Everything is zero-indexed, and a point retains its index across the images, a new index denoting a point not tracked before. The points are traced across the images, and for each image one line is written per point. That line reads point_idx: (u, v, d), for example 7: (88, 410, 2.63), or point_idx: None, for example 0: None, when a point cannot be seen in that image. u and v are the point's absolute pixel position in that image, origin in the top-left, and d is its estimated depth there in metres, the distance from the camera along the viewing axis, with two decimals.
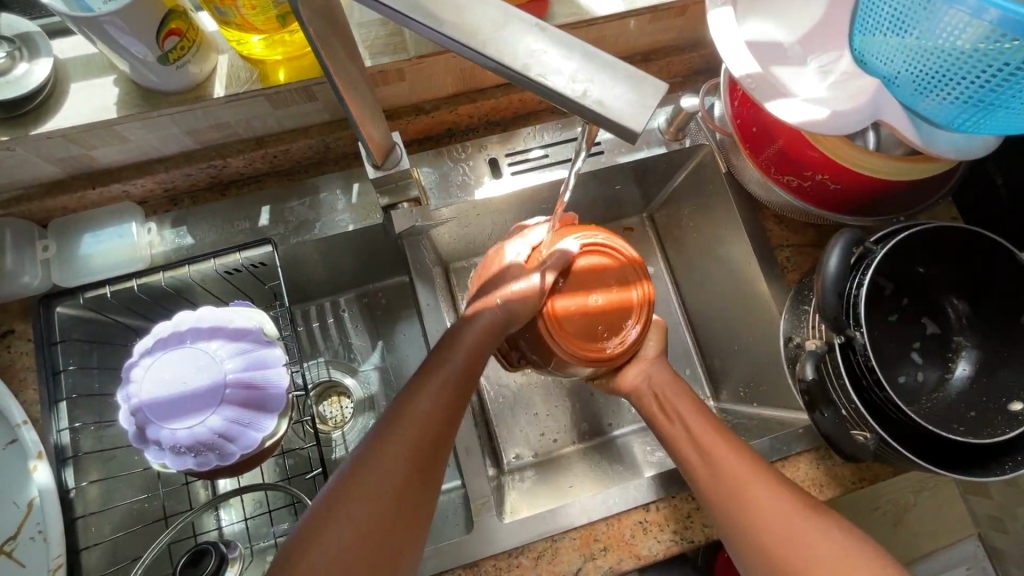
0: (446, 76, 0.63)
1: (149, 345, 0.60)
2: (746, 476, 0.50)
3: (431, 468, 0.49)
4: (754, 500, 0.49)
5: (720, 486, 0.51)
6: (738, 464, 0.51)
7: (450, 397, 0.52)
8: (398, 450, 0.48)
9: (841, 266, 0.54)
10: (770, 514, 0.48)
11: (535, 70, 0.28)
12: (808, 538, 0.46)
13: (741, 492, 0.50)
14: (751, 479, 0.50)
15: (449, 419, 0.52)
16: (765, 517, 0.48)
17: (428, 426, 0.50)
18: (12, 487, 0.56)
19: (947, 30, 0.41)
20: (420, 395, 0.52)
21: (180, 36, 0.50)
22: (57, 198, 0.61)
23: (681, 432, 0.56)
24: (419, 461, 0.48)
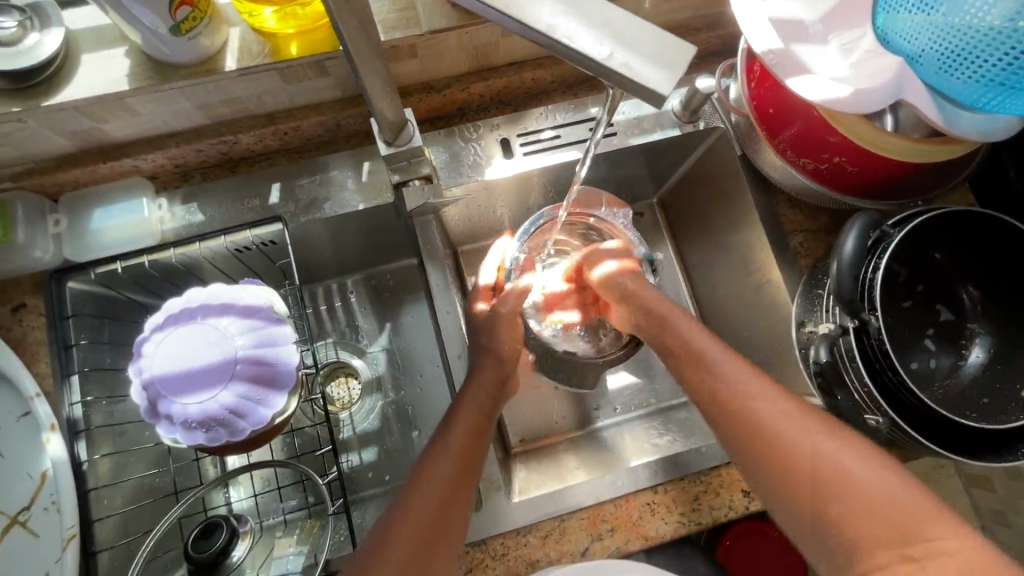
0: (459, 53, 0.62)
1: (160, 321, 0.60)
2: (766, 394, 0.50)
3: (460, 507, 0.48)
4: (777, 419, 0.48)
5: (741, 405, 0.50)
6: (757, 385, 0.51)
7: (471, 444, 0.52)
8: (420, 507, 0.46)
9: (857, 248, 0.53)
10: (801, 438, 0.46)
11: (560, 32, 0.27)
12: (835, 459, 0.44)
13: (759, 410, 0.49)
14: (771, 398, 0.50)
15: (470, 464, 0.51)
16: (785, 435, 0.47)
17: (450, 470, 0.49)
18: (25, 458, 0.57)
19: (976, 6, 0.41)
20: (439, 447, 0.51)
21: (192, 7, 0.49)
22: (68, 172, 0.61)
23: (691, 361, 0.56)
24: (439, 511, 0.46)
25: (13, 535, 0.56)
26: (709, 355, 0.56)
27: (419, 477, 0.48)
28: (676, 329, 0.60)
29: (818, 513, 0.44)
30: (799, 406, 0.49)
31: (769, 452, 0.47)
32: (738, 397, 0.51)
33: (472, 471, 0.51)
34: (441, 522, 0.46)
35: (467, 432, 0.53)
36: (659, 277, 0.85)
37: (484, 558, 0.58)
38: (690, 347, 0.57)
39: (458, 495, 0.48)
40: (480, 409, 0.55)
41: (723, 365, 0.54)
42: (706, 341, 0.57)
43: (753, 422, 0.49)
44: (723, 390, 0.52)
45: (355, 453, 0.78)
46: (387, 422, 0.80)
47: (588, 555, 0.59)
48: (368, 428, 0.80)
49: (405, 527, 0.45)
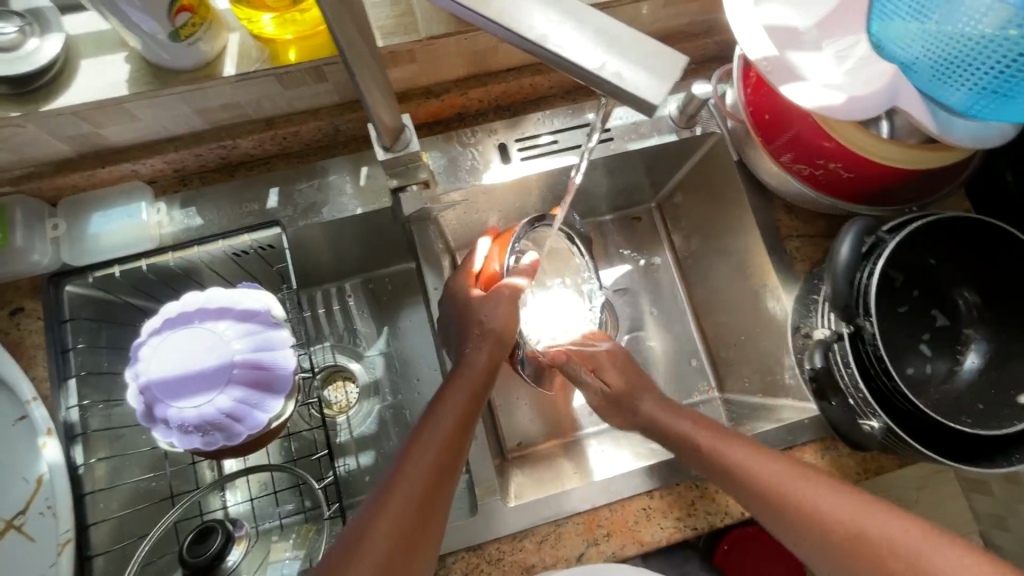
0: (457, 58, 0.62)
1: (157, 325, 0.60)
2: (809, 486, 0.50)
3: (457, 463, 0.51)
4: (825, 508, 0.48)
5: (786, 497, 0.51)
6: (792, 476, 0.52)
7: (452, 441, 0.51)
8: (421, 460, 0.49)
9: (852, 253, 0.54)
10: (856, 521, 0.46)
11: (551, 41, 0.27)
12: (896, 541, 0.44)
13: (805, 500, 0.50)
14: (814, 489, 0.50)
15: (451, 458, 0.50)
16: (838, 525, 0.47)
17: (433, 465, 0.49)
18: (22, 463, 0.57)
19: (970, 15, 0.41)
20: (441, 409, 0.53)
21: (192, 13, 0.49)
22: (67, 176, 0.61)
23: (713, 452, 0.57)
24: (439, 466, 0.49)
25: (9, 539, 0.56)
26: (706, 444, 0.58)
27: (399, 476, 0.47)
28: (688, 431, 0.60)
29: (861, 571, 0.45)
30: (809, 476, 0.51)
31: (797, 522, 0.49)
32: (777, 491, 0.51)
33: (453, 468, 0.50)
34: (418, 521, 0.46)
35: (450, 428, 0.52)
36: (656, 282, 0.85)
37: (479, 563, 0.58)
38: (706, 448, 0.58)
39: (439, 493, 0.48)
40: (467, 403, 0.55)
41: (727, 447, 0.57)
42: (696, 428, 0.60)
43: (771, 495, 0.51)
44: (733, 470, 0.55)
45: (352, 457, 0.78)
46: (385, 426, 0.80)
47: (583, 561, 0.59)
48: (365, 433, 0.80)
49: (405, 478, 0.47)
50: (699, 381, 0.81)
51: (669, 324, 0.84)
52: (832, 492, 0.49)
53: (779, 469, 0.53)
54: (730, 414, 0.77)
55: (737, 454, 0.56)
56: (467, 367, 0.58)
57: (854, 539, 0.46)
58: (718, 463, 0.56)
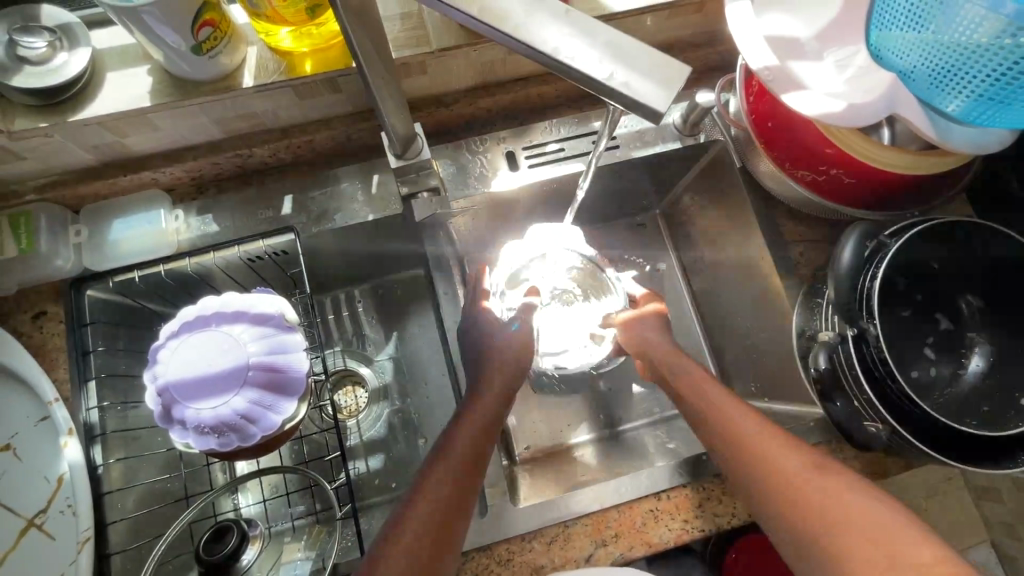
0: (466, 69, 0.64)
1: (175, 328, 0.62)
2: (763, 435, 0.51)
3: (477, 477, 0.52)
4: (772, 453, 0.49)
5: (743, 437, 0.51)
6: (751, 422, 0.52)
7: (468, 464, 0.52)
8: (442, 475, 0.50)
9: (854, 257, 0.56)
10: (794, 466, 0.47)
11: (564, 53, 0.29)
12: (829, 487, 0.45)
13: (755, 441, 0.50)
14: (770, 439, 0.50)
15: (473, 472, 0.52)
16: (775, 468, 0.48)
17: (451, 487, 0.49)
18: (43, 461, 0.58)
19: (963, 25, 0.43)
20: (463, 426, 0.55)
21: (214, 27, 0.51)
22: (90, 184, 0.63)
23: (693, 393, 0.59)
24: (462, 481, 0.50)
25: (30, 537, 0.57)
26: (714, 399, 0.56)
27: (422, 487, 0.49)
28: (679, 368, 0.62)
29: (786, 507, 0.46)
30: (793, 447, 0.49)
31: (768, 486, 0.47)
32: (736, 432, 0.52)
33: (468, 494, 0.50)
34: (436, 546, 0.46)
35: (469, 441, 0.54)
36: (661, 287, 0.87)
37: (489, 563, 0.59)
38: (696, 388, 0.59)
39: (459, 510, 0.48)
40: (479, 428, 0.55)
41: (726, 405, 0.55)
42: (716, 391, 0.57)
43: (756, 456, 0.49)
44: (729, 428, 0.53)
45: (362, 461, 0.79)
46: (394, 430, 0.81)
47: (591, 562, 0.60)
48: (375, 436, 0.81)
49: (429, 492, 0.48)
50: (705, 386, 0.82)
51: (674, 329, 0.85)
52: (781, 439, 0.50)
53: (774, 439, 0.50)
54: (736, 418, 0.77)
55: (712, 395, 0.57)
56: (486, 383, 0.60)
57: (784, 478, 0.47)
58: (716, 417, 0.55)
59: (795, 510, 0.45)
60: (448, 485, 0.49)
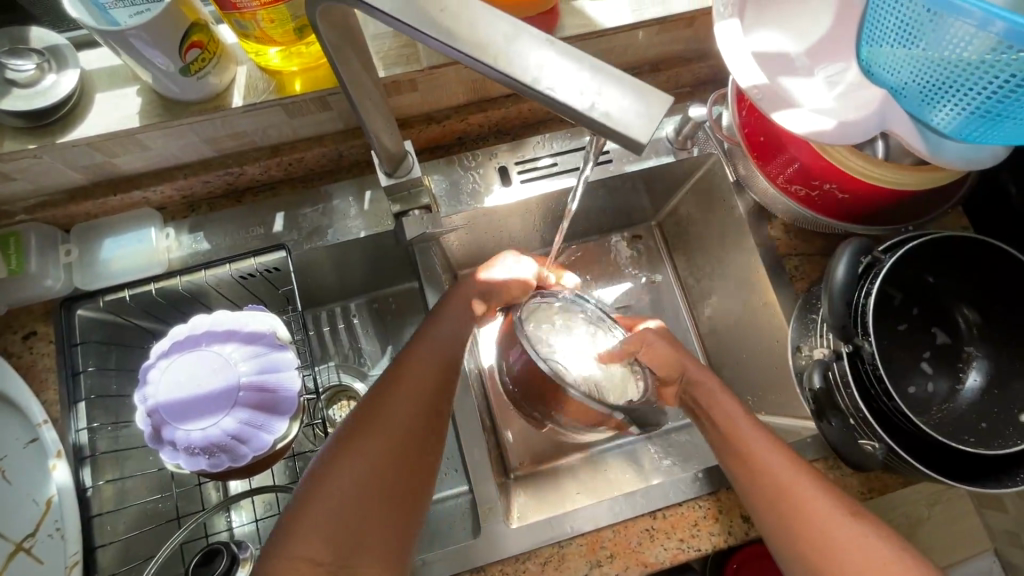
0: (457, 86, 0.64)
1: (165, 347, 0.61)
2: (794, 477, 0.50)
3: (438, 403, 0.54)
4: (800, 493, 0.50)
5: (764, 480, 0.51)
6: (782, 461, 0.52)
7: (427, 390, 0.54)
8: (399, 403, 0.52)
9: (849, 275, 0.54)
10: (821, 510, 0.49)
11: (544, 84, 0.28)
12: (844, 532, 0.47)
13: (779, 483, 0.50)
14: (800, 481, 0.50)
15: (432, 399, 0.54)
16: (804, 513, 0.49)
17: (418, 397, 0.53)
18: (31, 484, 0.58)
19: (954, 42, 0.42)
20: (419, 348, 0.57)
21: (202, 49, 0.51)
22: (81, 204, 0.62)
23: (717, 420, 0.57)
24: (419, 408, 0.53)
25: (17, 561, 0.56)
26: (745, 435, 0.54)
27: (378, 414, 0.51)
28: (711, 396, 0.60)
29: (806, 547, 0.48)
30: (828, 494, 0.50)
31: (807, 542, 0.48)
32: (766, 470, 0.51)
33: (436, 402, 0.54)
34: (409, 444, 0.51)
35: (430, 366, 0.56)
36: (658, 301, 0.86)
37: None
38: (732, 425, 0.56)
39: (416, 436, 0.52)
40: (444, 341, 0.58)
41: (759, 442, 0.53)
42: (745, 424, 0.55)
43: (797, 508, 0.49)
44: (765, 473, 0.51)
45: None
46: None
47: None
48: None
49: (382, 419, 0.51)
50: None
51: None
52: (806, 478, 0.51)
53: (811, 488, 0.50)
54: None
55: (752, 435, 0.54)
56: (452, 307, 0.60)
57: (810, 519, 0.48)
58: (747, 459, 0.53)
59: (832, 571, 0.46)
60: (415, 393, 0.53)
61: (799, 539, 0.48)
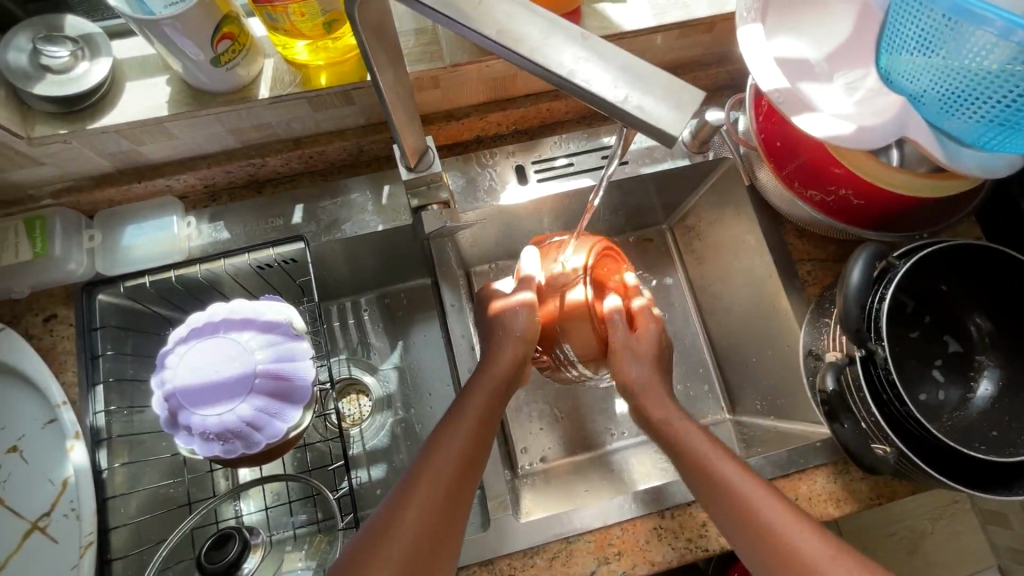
0: (478, 84, 0.64)
1: (183, 334, 0.62)
2: (717, 461, 0.52)
3: (462, 503, 0.50)
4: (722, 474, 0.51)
5: (696, 468, 0.53)
6: (708, 448, 0.54)
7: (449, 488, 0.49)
8: (419, 505, 0.47)
9: (864, 279, 0.54)
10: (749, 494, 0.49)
11: (579, 76, 0.29)
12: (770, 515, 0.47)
13: (704, 468, 0.52)
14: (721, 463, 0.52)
15: (453, 500, 0.49)
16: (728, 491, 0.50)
17: (444, 486, 0.49)
18: (49, 464, 0.59)
19: (973, 51, 0.43)
20: (444, 441, 0.53)
21: (232, 40, 0.52)
22: (105, 190, 0.63)
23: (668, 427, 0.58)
24: (440, 511, 0.48)
25: (33, 539, 0.57)
26: (731, 479, 0.50)
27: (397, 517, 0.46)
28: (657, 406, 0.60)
29: (743, 532, 0.48)
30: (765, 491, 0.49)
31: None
32: (694, 454, 0.54)
33: (461, 493, 0.50)
34: (425, 547, 0.46)
35: (456, 454, 0.52)
36: (669, 304, 0.87)
37: None
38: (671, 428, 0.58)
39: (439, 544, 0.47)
40: (479, 417, 0.56)
41: (745, 484, 0.50)
42: (689, 427, 0.57)
43: (794, 567, 0.44)
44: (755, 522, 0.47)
45: (365, 470, 0.79)
46: (396, 441, 0.81)
47: None
48: (378, 446, 0.81)
49: (404, 524, 0.46)
50: (711, 403, 0.82)
51: (680, 345, 0.85)
52: (733, 465, 0.52)
53: (809, 537, 0.45)
54: (740, 432, 0.78)
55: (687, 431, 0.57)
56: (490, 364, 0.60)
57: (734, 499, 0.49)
58: (702, 471, 0.52)
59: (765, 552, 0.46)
60: (442, 480, 0.50)
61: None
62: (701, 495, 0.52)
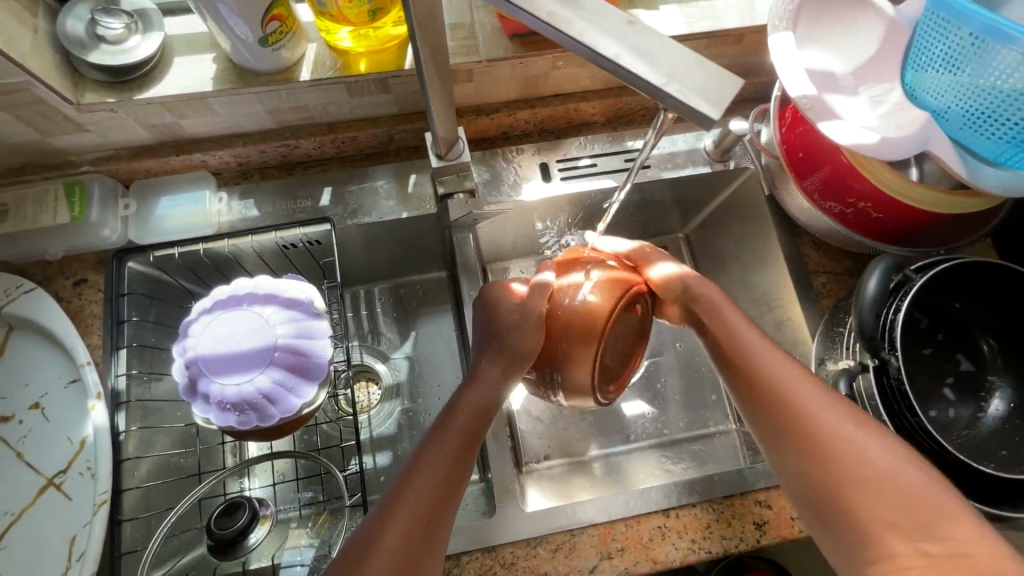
0: (509, 81, 0.66)
1: (207, 305, 0.64)
2: (745, 336, 0.54)
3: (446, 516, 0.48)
4: (746, 346, 0.53)
5: (724, 341, 0.54)
6: (737, 325, 0.55)
7: (431, 504, 0.47)
8: (399, 525, 0.46)
9: (879, 289, 0.55)
10: (768, 363, 0.52)
11: (624, 59, 0.31)
12: (788, 380, 0.51)
13: (731, 340, 0.54)
14: (748, 339, 0.54)
15: (433, 523, 0.47)
16: (750, 362, 0.52)
17: (420, 512, 0.47)
18: (69, 422, 0.60)
19: (999, 69, 0.45)
20: (428, 455, 0.50)
21: (281, 22, 0.54)
22: (143, 161, 0.66)
23: (712, 308, 0.56)
24: (418, 531, 0.46)
25: (47, 494, 0.58)
26: (763, 360, 0.52)
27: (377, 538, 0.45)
28: (711, 309, 0.56)
29: (759, 396, 0.51)
30: (788, 367, 0.51)
31: (824, 463, 0.47)
32: (720, 331, 0.55)
33: (443, 514, 0.48)
34: None
35: (443, 471, 0.49)
36: None
37: (493, 565, 0.59)
38: (714, 318, 0.56)
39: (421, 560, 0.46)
40: (475, 412, 0.53)
41: (765, 347, 0.53)
42: (728, 314, 0.56)
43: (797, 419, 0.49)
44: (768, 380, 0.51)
45: (370, 455, 0.80)
46: (403, 429, 0.82)
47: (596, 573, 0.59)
48: (385, 432, 0.81)
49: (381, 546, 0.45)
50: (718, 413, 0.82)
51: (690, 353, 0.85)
52: (759, 340, 0.54)
53: (821, 400, 0.50)
54: (745, 441, 0.78)
55: (723, 310, 0.56)
56: (473, 380, 0.54)
57: (756, 368, 0.52)
58: (725, 347, 0.54)
59: (778, 409, 0.50)
60: (421, 506, 0.47)
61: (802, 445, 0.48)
62: (721, 363, 0.55)
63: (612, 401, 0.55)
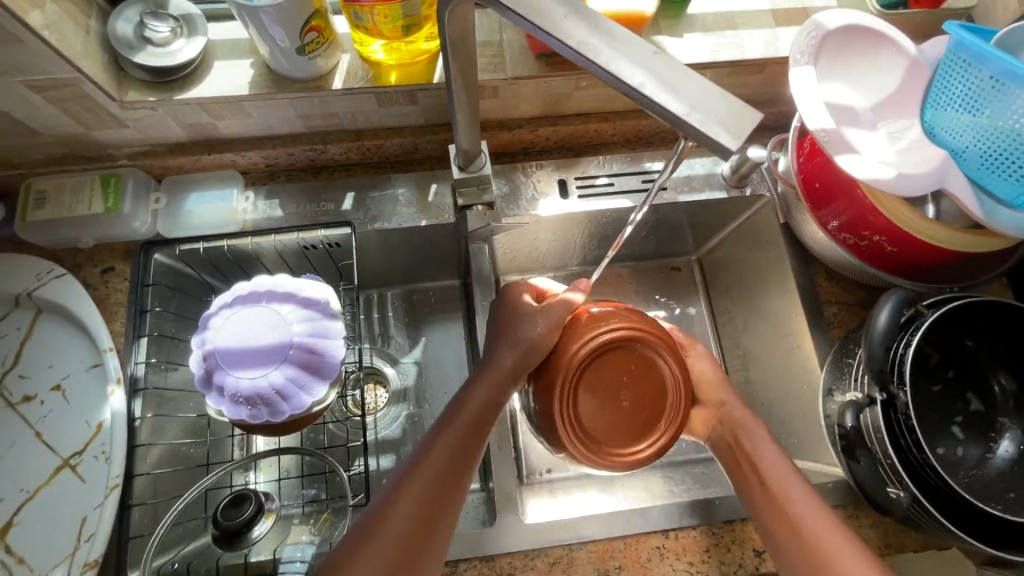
0: (534, 98, 0.68)
1: (228, 300, 0.65)
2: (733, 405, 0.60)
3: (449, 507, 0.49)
4: (731, 414, 0.59)
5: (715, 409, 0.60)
6: (726, 394, 0.61)
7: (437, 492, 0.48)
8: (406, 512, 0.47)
9: (889, 323, 0.55)
10: (746, 432, 0.58)
11: (648, 88, 0.32)
12: (761, 450, 0.56)
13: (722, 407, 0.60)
14: (734, 407, 0.60)
15: (434, 515, 0.48)
16: (732, 429, 0.58)
17: (422, 504, 0.47)
18: (87, 405, 0.62)
19: (1018, 112, 0.46)
20: (437, 444, 0.50)
21: (318, 33, 0.57)
22: (177, 158, 0.68)
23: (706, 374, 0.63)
24: (423, 520, 0.47)
25: (62, 475, 0.60)
26: (742, 429, 0.58)
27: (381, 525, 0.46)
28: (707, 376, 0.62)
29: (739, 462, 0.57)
30: (764, 438, 0.57)
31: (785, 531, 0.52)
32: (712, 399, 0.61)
33: (440, 514, 0.48)
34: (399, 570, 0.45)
35: (446, 458, 0.50)
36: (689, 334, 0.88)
37: (490, 574, 0.60)
38: (708, 384, 0.62)
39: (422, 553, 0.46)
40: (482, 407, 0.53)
41: (778, 460, 0.55)
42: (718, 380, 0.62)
43: (803, 531, 0.51)
44: (758, 475, 0.55)
45: (374, 457, 0.81)
46: (408, 433, 0.83)
47: None
48: (390, 436, 0.82)
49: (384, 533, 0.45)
50: None
51: None
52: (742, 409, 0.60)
53: (786, 475, 0.54)
54: None
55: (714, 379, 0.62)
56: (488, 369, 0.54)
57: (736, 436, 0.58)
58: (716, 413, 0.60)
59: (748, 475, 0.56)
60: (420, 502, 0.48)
61: (787, 545, 0.51)
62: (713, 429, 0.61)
63: (579, 452, 0.52)
